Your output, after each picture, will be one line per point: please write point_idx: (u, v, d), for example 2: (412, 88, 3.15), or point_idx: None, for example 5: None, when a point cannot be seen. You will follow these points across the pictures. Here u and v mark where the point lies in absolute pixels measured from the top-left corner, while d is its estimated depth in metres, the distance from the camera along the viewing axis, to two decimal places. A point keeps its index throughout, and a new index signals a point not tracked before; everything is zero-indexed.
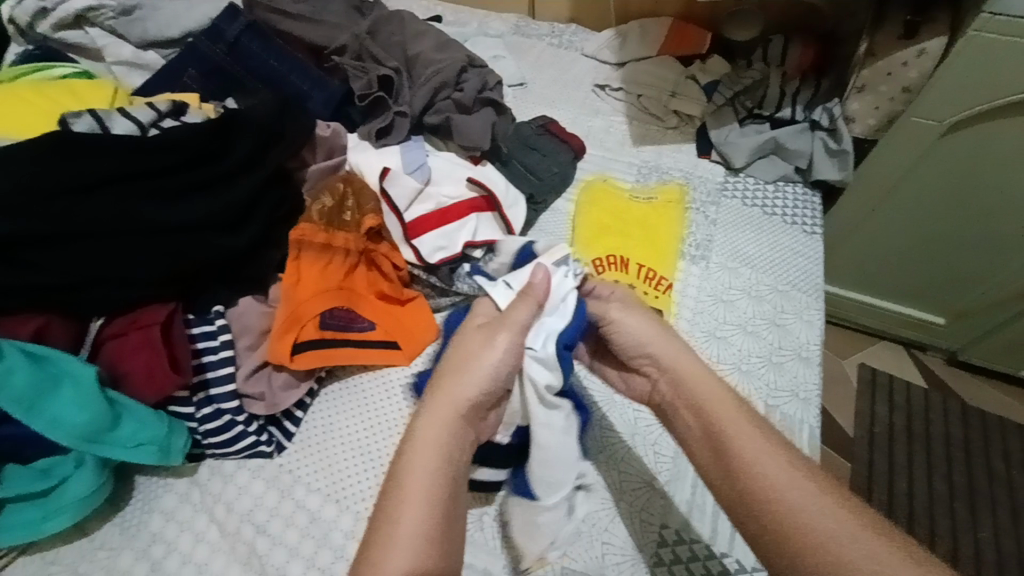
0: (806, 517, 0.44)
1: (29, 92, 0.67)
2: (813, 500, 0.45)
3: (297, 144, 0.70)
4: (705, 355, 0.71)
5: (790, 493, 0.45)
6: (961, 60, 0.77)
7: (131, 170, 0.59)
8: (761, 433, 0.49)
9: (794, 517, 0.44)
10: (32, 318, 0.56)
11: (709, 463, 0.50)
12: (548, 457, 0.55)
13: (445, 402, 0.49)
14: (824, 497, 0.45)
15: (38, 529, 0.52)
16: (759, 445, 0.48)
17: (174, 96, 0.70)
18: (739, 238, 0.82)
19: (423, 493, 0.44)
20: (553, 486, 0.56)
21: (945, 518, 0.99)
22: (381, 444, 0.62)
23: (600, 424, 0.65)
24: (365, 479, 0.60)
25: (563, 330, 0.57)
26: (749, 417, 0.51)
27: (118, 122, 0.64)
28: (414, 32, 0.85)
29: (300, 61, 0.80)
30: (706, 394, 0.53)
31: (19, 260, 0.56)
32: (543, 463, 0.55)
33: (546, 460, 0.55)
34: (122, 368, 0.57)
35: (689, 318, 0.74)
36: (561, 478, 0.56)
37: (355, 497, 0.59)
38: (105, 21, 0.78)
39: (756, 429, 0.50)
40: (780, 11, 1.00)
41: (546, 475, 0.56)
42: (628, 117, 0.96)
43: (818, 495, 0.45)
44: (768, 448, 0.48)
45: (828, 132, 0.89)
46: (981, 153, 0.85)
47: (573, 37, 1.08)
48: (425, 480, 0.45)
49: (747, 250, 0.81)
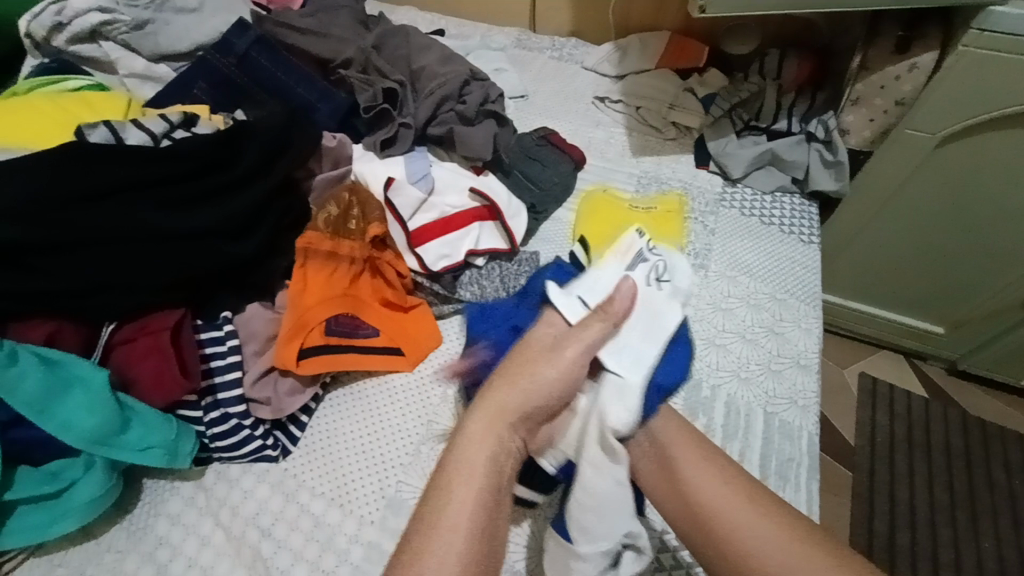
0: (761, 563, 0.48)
1: (47, 104, 0.69)
2: (772, 531, 0.49)
3: (304, 153, 0.71)
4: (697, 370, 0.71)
5: (754, 538, 0.49)
6: (951, 74, 0.79)
7: (143, 180, 0.61)
8: (727, 479, 0.52)
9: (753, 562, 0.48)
10: (45, 322, 0.58)
11: (689, 480, 0.52)
12: (602, 505, 0.51)
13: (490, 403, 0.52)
14: (789, 542, 0.48)
15: (45, 533, 0.53)
16: (724, 494, 0.51)
17: (186, 108, 0.72)
18: (738, 247, 0.84)
19: (472, 488, 0.47)
20: (598, 533, 0.51)
21: (947, 527, 1.00)
22: (386, 449, 0.63)
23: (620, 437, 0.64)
24: (370, 483, 0.60)
25: (656, 369, 0.58)
26: (714, 463, 0.53)
27: (132, 133, 0.65)
28: (418, 46, 0.88)
29: (307, 74, 0.82)
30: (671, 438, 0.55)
31: (33, 266, 0.57)
32: (590, 509, 0.51)
33: (592, 508, 0.51)
34: (132, 373, 0.58)
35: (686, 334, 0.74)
36: (609, 523, 0.51)
37: (359, 499, 0.59)
38: (118, 35, 0.80)
39: (724, 475, 0.52)
40: (776, 27, 1.03)
41: (586, 520, 0.51)
42: (628, 128, 0.98)
43: (775, 529, 0.49)
44: (734, 496, 0.51)
45: (823, 144, 0.91)
46: (975, 165, 0.87)
47: (574, 50, 1.11)
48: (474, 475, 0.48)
49: (746, 259, 0.82)
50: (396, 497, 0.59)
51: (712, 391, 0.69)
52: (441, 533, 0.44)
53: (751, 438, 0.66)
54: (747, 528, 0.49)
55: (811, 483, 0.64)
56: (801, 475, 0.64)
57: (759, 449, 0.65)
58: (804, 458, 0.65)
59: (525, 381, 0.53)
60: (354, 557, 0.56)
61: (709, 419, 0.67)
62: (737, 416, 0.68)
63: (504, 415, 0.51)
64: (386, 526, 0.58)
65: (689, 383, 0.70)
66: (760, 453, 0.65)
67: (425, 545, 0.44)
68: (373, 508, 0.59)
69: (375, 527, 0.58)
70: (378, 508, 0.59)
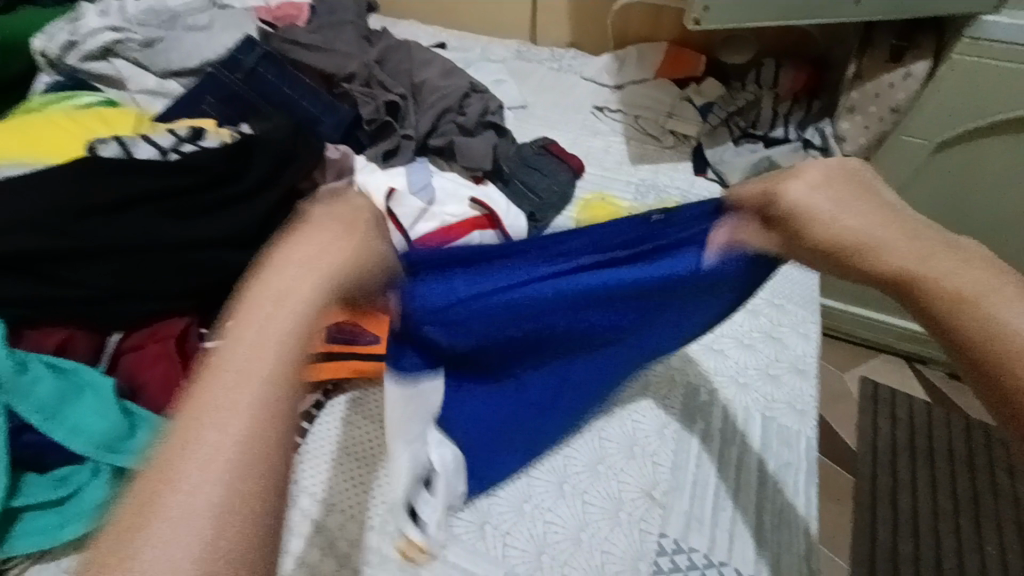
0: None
1: (60, 120, 0.71)
2: None
3: (310, 164, 0.73)
4: (799, 284, 0.83)
5: (1010, 319, 0.38)
6: (945, 81, 0.81)
7: (153, 192, 0.63)
8: (977, 266, 0.42)
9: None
10: (57, 331, 0.60)
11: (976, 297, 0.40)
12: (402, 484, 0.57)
13: (288, 262, 0.42)
14: None
15: (53, 537, 0.53)
16: (962, 277, 0.41)
17: (194, 122, 0.74)
18: (783, 284, 0.83)
19: (233, 386, 0.34)
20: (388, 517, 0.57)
21: (952, 536, 1.01)
22: (346, 467, 0.61)
23: (630, 418, 0.67)
24: (363, 492, 0.59)
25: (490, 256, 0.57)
26: (959, 251, 0.43)
27: (142, 148, 0.68)
28: (420, 61, 0.93)
29: (310, 88, 0.84)
30: (890, 251, 0.45)
31: (48, 276, 0.59)
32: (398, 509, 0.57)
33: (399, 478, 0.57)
34: (140, 378, 0.60)
35: (772, 278, 0.83)
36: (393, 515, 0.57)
37: (324, 456, 0.62)
38: (130, 53, 0.82)
39: (977, 265, 0.42)
40: (773, 37, 1.05)
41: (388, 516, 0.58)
42: (626, 137, 0.98)
43: None
44: (988, 283, 0.41)
45: (821, 150, 0.91)
46: (974, 169, 0.88)
47: (573, 61, 1.13)
48: (243, 367, 0.35)
49: (785, 286, 0.83)
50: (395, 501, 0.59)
51: (709, 396, 0.70)
52: (169, 508, 0.29)
53: (750, 443, 0.66)
54: (1008, 311, 0.39)
55: (810, 489, 0.63)
56: (800, 481, 0.63)
57: (757, 454, 0.65)
58: (802, 462, 0.65)
59: (249, 329, 0.37)
60: (317, 491, 0.59)
61: (708, 423, 0.67)
62: (735, 420, 0.68)
63: (263, 300, 0.39)
64: (384, 531, 0.57)
65: (688, 388, 0.70)
66: (758, 457, 0.65)
67: (142, 525, 0.29)
68: None
69: (374, 532, 0.57)
70: None
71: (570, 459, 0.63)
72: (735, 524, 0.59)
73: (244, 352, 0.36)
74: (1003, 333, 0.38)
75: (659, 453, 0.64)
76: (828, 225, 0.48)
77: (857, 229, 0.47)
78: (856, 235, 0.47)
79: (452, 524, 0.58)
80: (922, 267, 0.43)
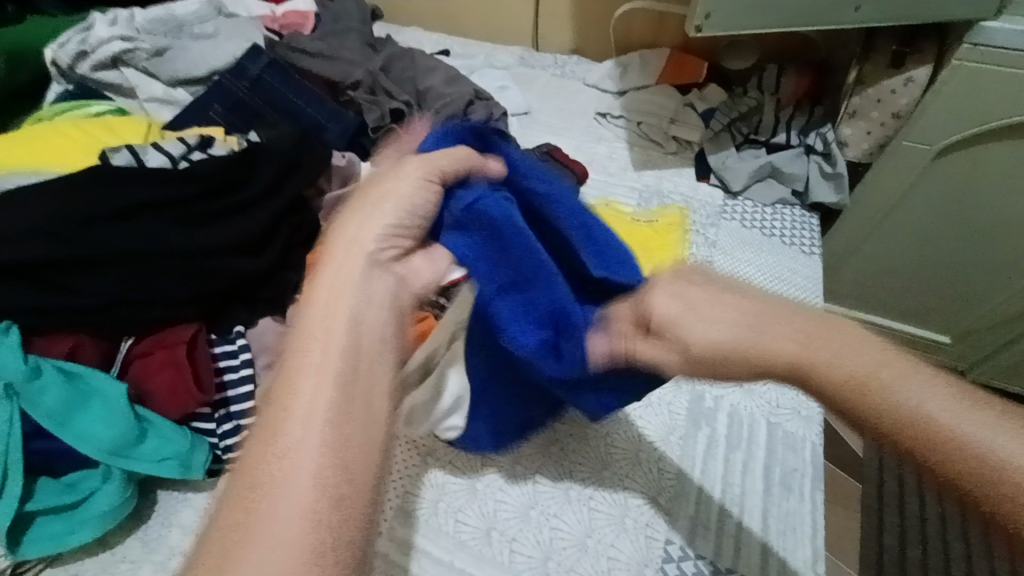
0: (936, 432, 0.40)
1: (70, 129, 0.72)
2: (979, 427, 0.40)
3: (315, 173, 0.73)
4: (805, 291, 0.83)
5: (908, 402, 0.41)
6: (946, 88, 0.82)
7: (162, 201, 0.63)
8: (853, 344, 0.44)
9: (922, 430, 0.40)
10: (66, 338, 0.60)
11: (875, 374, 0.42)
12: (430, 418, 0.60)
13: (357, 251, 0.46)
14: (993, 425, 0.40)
15: (63, 542, 0.54)
16: (847, 359, 0.44)
17: (202, 130, 0.75)
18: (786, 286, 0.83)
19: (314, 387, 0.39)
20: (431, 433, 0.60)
21: (958, 542, 1.02)
22: None
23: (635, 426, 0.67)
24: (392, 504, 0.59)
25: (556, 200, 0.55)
26: (834, 331, 0.45)
27: (151, 156, 0.68)
28: (424, 69, 0.94)
29: (317, 95, 0.84)
30: (776, 344, 0.46)
31: (58, 284, 0.59)
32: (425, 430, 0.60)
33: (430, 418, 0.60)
34: (149, 386, 0.61)
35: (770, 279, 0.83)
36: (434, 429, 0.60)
37: None
38: (139, 62, 0.83)
39: (861, 341, 0.44)
40: (775, 42, 1.06)
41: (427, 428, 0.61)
42: (629, 143, 0.99)
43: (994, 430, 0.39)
44: (887, 365, 0.43)
45: (823, 156, 0.93)
46: (976, 174, 0.89)
47: (576, 67, 1.13)
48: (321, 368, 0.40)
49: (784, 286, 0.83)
50: (406, 509, 0.59)
51: (714, 402, 0.70)
52: (269, 514, 0.34)
53: (755, 447, 0.66)
54: (902, 392, 0.42)
55: (815, 494, 0.63)
56: (805, 486, 0.64)
57: (762, 459, 0.65)
58: (808, 468, 0.65)
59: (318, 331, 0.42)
60: None
61: (712, 429, 0.68)
62: (740, 425, 0.68)
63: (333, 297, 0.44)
64: (395, 538, 0.57)
65: (692, 394, 0.71)
66: (764, 462, 0.65)
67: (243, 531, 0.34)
68: (413, 463, 0.62)
69: (383, 539, 0.57)
70: (423, 461, 0.62)
71: (575, 465, 0.63)
72: (742, 530, 0.59)
73: (319, 355, 0.41)
74: (901, 414, 0.41)
75: (666, 456, 0.65)
76: (696, 332, 0.48)
77: (730, 327, 0.48)
78: (711, 346, 0.47)
79: (458, 530, 0.58)
80: (813, 356, 0.44)
